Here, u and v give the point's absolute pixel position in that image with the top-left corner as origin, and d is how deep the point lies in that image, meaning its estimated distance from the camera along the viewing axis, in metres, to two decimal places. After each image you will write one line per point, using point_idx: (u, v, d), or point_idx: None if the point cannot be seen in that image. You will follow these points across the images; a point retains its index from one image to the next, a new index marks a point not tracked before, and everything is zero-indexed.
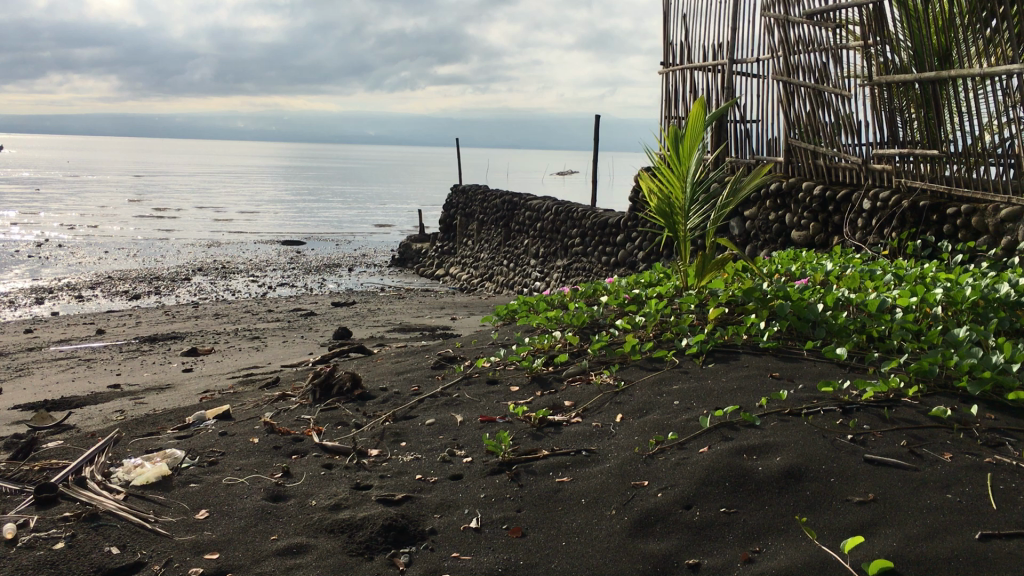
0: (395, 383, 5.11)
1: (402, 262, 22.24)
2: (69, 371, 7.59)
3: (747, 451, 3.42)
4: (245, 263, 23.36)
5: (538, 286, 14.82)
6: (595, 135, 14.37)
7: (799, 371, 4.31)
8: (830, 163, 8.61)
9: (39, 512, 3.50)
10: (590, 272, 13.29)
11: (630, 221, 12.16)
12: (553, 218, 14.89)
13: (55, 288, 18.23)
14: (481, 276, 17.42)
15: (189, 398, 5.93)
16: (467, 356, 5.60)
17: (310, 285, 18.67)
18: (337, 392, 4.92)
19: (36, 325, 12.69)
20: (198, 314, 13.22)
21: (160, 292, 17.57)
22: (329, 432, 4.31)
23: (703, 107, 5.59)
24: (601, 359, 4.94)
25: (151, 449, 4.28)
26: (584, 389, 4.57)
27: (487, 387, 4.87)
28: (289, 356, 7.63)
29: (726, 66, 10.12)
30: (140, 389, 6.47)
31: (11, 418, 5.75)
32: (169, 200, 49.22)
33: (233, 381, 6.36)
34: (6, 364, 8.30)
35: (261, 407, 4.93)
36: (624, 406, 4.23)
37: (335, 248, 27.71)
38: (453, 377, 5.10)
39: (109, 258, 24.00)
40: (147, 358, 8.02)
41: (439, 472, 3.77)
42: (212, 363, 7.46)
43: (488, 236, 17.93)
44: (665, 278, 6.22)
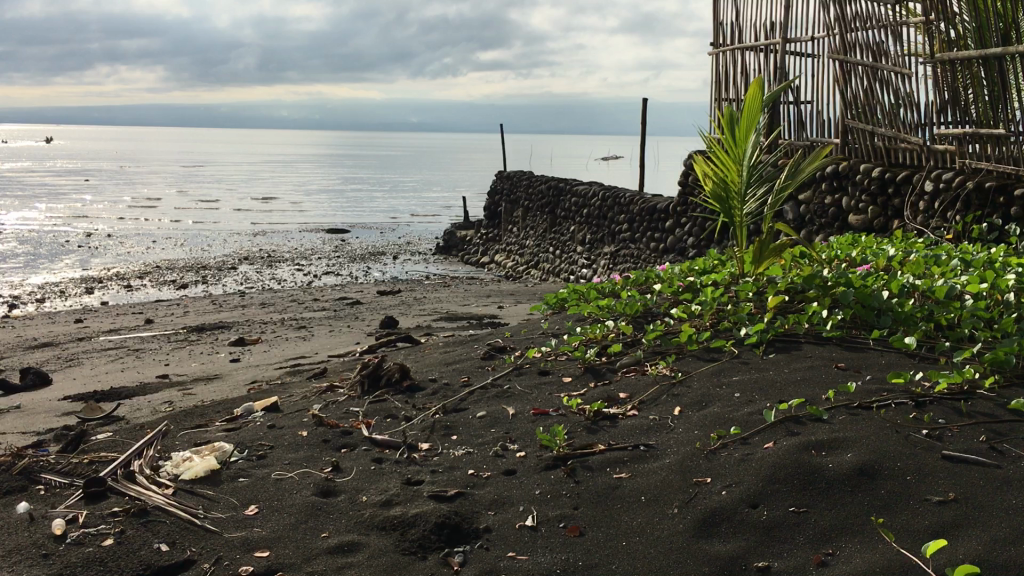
0: (445, 374, 5.01)
1: (446, 249, 22.21)
2: (119, 361, 7.61)
3: (816, 447, 3.25)
4: (291, 251, 23.50)
5: (584, 272, 14.67)
6: (642, 119, 14.15)
7: (866, 362, 4.13)
8: (889, 144, 8.34)
9: (87, 507, 3.45)
10: (638, 259, 13.10)
11: (679, 206, 11.94)
12: (600, 204, 14.71)
13: (105, 278, 18.45)
14: (527, 263, 17.31)
15: (237, 389, 5.90)
16: (517, 346, 5.49)
17: (355, 274, 18.69)
18: (385, 383, 4.83)
19: (86, 314, 12.81)
20: (245, 303, 13.27)
21: (207, 281, 17.70)
22: (378, 425, 4.21)
23: (759, 86, 5.41)
24: (656, 349, 4.79)
25: (199, 442, 4.21)
26: (639, 381, 4.43)
27: (539, 378, 4.75)
28: (336, 345, 7.58)
29: (779, 45, 9.86)
30: (189, 380, 6.44)
31: (61, 409, 5.75)
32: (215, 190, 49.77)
33: (280, 372, 6.31)
34: (57, 354, 8.36)
35: (310, 399, 4.86)
36: (682, 399, 4.08)
37: (380, 236, 27.78)
38: (503, 368, 4.98)
39: (158, 248, 24.26)
40: (194, 348, 8.02)
41: (492, 467, 3.66)
42: (259, 354, 7.43)
43: (534, 223, 17.81)
44: (720, 264, 6.06)
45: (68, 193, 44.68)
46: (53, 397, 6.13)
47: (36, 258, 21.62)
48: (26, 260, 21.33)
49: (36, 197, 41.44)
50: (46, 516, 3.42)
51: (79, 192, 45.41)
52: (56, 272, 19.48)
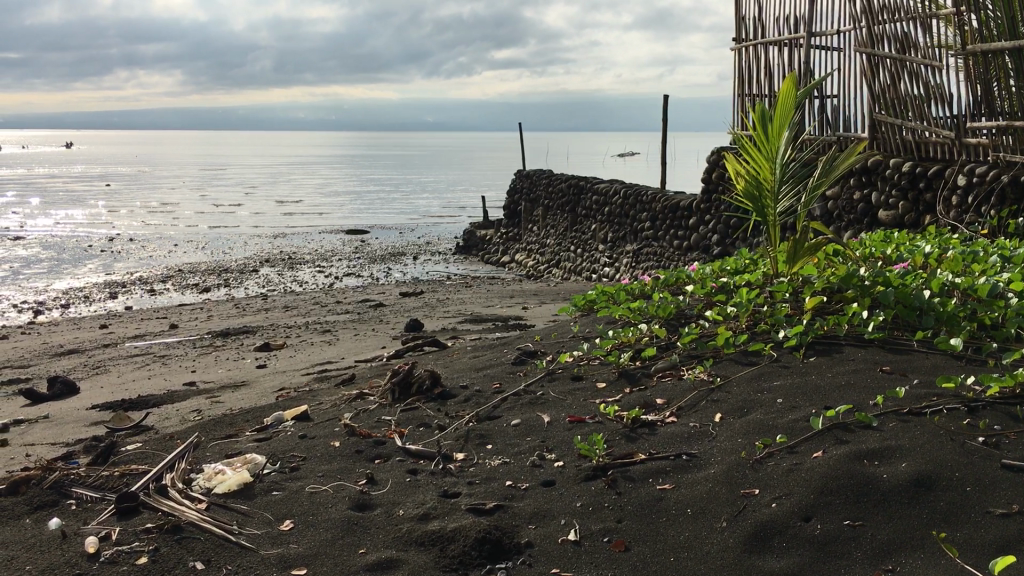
0: (476, 381, 4.93)
1: (466, 249, 22.14)
2: (145, 368, 7.58)
3: (868, 456, 3.15)
4: (311, 253, 23.49)
5: (607, 271, 14.56)
6: (663, 115, 14.01)
7: (911, 365, 4.01)
8: (920, 138, 8.18)
9: (120, 524, 3.40)
10: (662, 257, 12.98)
11: (703, 204, 11.81)
12: (622, 202, 14.59)
13: (128, 282, 18.49)
14: (548, 262, 17.21)
15: (264, 396, 5.84)
16: (548, 350, 5.40)
17: (376, 275, 18.66)
18: (416, 390, 4.75)
19: (110, 320, 12.84)
20: (267, 306, 13.25)
21: (229, 285, 17.73)
22: (412, 435, 4.13)
23: (794, 83, 5.28)
24: (692, 352, 4.69)
25: (231, 454, 4.15)
26: (677, 386, 4.33)
27: (572, 384, 4.66)
28: (362, 350, 7.52)
29: (805, 39, 9.72)
30: (215, 387, 6.39)
31: (89, 419, 5.71)
32: (234, 192, 49.97)
33: (308, 378, 6.25)
34: (83, 362, 8.35)
35: (340, 407, 4.79)
36: (722, 404, 3.98)
37: (399, 236, 27.76)
38: (536, 374, 4.89)
39: (179, 252, 24.35)
40: (220, 354, 7.98)
41: (531, 478, 3.57)
42: (285, 359, 7.38)
43: (554, 221, 17.71)
44: (752, 264, 5.95)
45: (89, 198, 45.01)
46: (80, 407, 6.09)
47: (59, 263, 21.74)
48: (49, 265, 21.46)
49: (58, 202, 41.74)
50: (78, 534, 3.37)
51: (99, 197, 45.73)
52: (78, 277, 19.57)
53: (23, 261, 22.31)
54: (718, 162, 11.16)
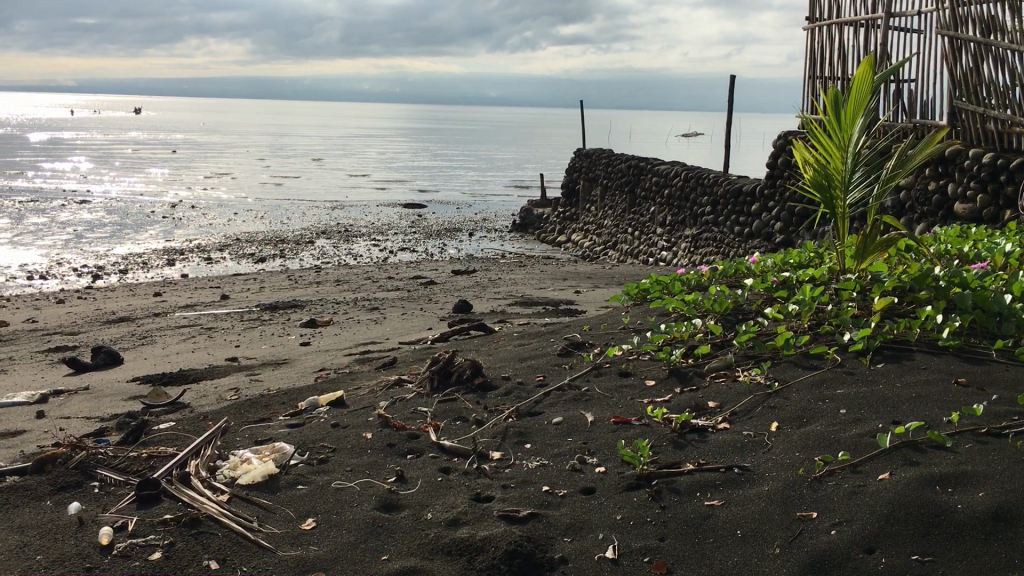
0: (519, 372, 4.71)
1: (523, 227, 21.89)
2: (190, 340, 7.51)
3: (940, 482, 2.85)
4: (367, 226, 23.46)
5: (664, 255, 14.21)
6: (729, 95, 13.56)
7: (990, 377, 3.68)
8: (1004, 127, 7.70)
9: (139, 513, 3.25)
10: (722, 243, 12.59)
11: (767, 189, 11.40)
12: (682, 184, 14.20)
13: (186, 249, 18.63)
14: (604, 244, 16.89)
15: (304, 376, 5.70)
16: (596, 341, 5.15)
17: (431, 250, 18.52)
18: (456, 380, 4.55)
19: (164, 287, 12.89)
20: (320, 279, 13.16)
21: (284, 255, 17.73)
22: (448, 429, 3.93)
23: (871, 67, 4.91)
24: (749, 352, 4.39)
25: (261, 441, 4.00)
26: (731, 388, 4.06)
27: (619, 380, 4.42)
28: (407, 330, 7.35)
29: (883, 20, 9.24)
30: (256, 364, 6.27)
31: (126, 393, 5.62)
32: (296, 162, 50.31)
33: (350, 359, 6.10)
34: (131, 331, 8.32)
35: (376, 395, 4.61)
36: (780, 412, 3.69)
37: (457, 211, 27.61)
38: (582, 368, 4.65)
39: (238, 220, 24.51)
40: (265, 329, 7.88)
41: (569, 484, 3.35)
42: (329, 337, 7.24)
43: (613, 202, 17.37)
44: (817, 257, 5.62)
45: (155, 164, 45.65)
46: (121, 379, 6.02)
47: (121, 228, 22.00)
48: (112, 230, 21.73)
49: (125, 167, 42.36)
50: (95, 521, 3.23)
51: (165, 163, 46.40)
52: (139, 242, 19.77)
53: (87, 224, 22.63)
54: (785, 147, 10.73)
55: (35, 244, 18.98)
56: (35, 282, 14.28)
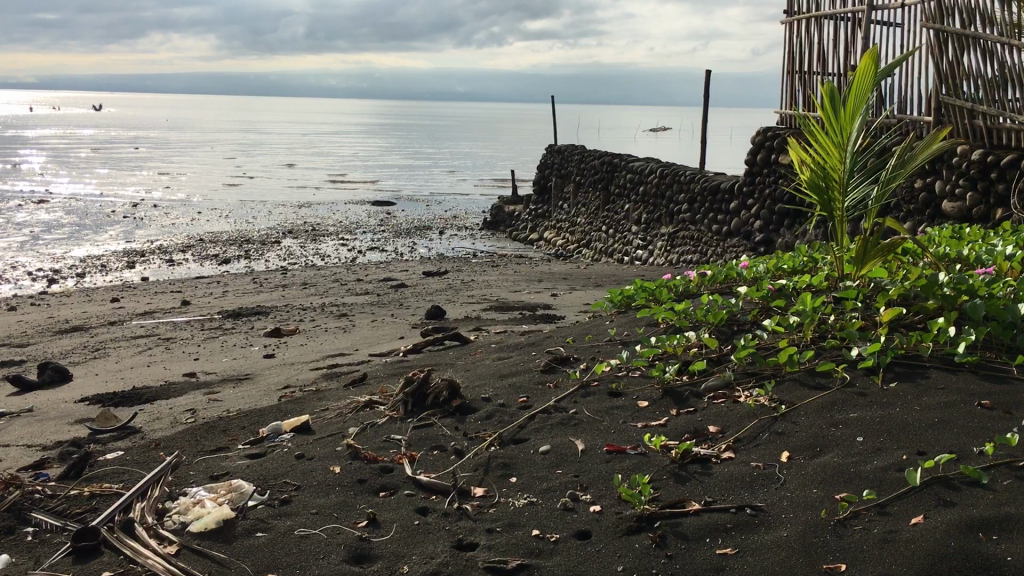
0: (500, 392, 4.34)
1: (494, 224, 21.54)
2: (146, 353, 7.07)
3: (983, 529, 2.53)
4: (335, 224, 22.97)
5: (640, 253, 13.93)
6: (705, 90, 13.28)
7: (1016, 398, 3.36)
8: (992, 123, 7.43)
9: (74, 571, 2.86)
10: (700, 242, 12.31)
11: (746, 186, 11.13)
12: (658, 181, 13.90)
13: (147, 251, 18.06)
14: (577, 242, 16.59)
15: (267, 395, 5.29)
16: (582, 355, 4.80)
17: (401, 250, 18.12)
18: (432, 403, 4.18)
19: (124, 292, 12.40)
20: (287, 282, 12.72)
21: (249, 256, 17.24)
22: (424, 460, 3.57)
23: (873, 60, 4.61)
24: (748, 369, 4.07)
25: (217, 477, 3.61)
26: (732, 411, 3.72)
27: (609, 401, 4.09)
28: (378, 340, 6.97)
29: (865, 13, 8.97)
30: (216, 381, 5.86)
31: (73, 415, 5.19)
32: (263, 159, 49.61)
33: (317, 375, 5.70)
34: (83, 342, 7.86)
35: (345, 419, 4.23)
36: (789, 439, 3.37)
37: (426, 209, 27.20)
38: (568, 387, 4.31)
39: (202, 219, 23.91)
40: (227, 339, 7.45)
41: (562, 526, 2.99)
42: (295, 349, 6.84)
43: (586, 199, 17.06)
44: (812, 263, 5.31)
45: (117, 161, 44.78)
46: (69, 400, 5.59)
47: (80, 229, 21.37)
48: (71, 231, 21.10)
49: (86, 165, 41.50)
50: None
51: (127, 160, 45.52)
52: (98, 244, 19.17)
53: (44, 225, 21.94)
54: (764, 143, 10.53)
55: None
56: None
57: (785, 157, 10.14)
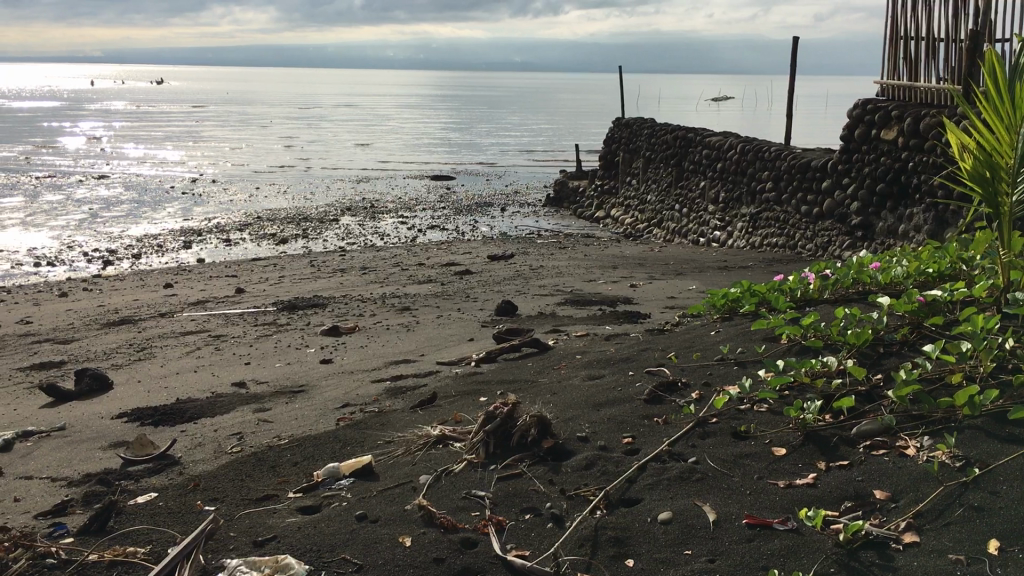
0: (599, 429, 3.62)
1: (557, 201, 20.76)
2: (194, 354, 6.48)
3: None
4: (395, 200, 22.40)
5: (717, 235, 13.05)
6: (791, 60, 12.28)
7: None
8: None
9: None
10: (786, 224, 11.40)
11: (841, 164, 10.19)
12: (737, 158, 12.95)
13: (203, 229, 17.67)
14: (648, 221, 15.74)
15: (324, 416, 4.63)
16: (693, 379, 4.05)
17: (463, 228, 17.44)
18: (518, 445, 3.48)
19: (178, 276, 11.92)
20: (346, 266, 12.14)
21: (307, 235, 16.73)
22: (515, 531, 2.88)
23: None
24: (912, 412, 3.28)
25: (263, 545, 2.94)
26: (902, 470, 2.95)
27: (735, 446, 3.34)
28: (445, 343, 6.28)
29: None
30: (267, 394, 5.22)
31: (105, 438, 4.58)
32: (322, 132, 49.29)
33: (379, 389, 5.04)
34: (130, 338, 7.32)
35: (416, 461, 3.54)
36: (992, 519, 2.58)
37: (486, 183, 26.51)
38: (681, 425, 3.56)
39: (260, 195, 23.54)
40: (282, 338, 6.84)
41: None
42: (354, 352, 6.18)
43: (656, 175, 16.17)
44: (962, 266, 4.47)
45: (178, 136, 44.91)
46: (107, 416, 5.00)
47: (140, 206, 21.12)
48: (130, 208, 20.83)
49: (148, 140, 41.67)
50: None
51: (188, 135, 45.61)
52: (155, 221, 18.83)
53: (103, 202, 21.72)
54: (863, 117, 9.62)
55: (47, 224, 18.09)
56: (43, 270, 13.35)
57: (888, 133, 9.20)
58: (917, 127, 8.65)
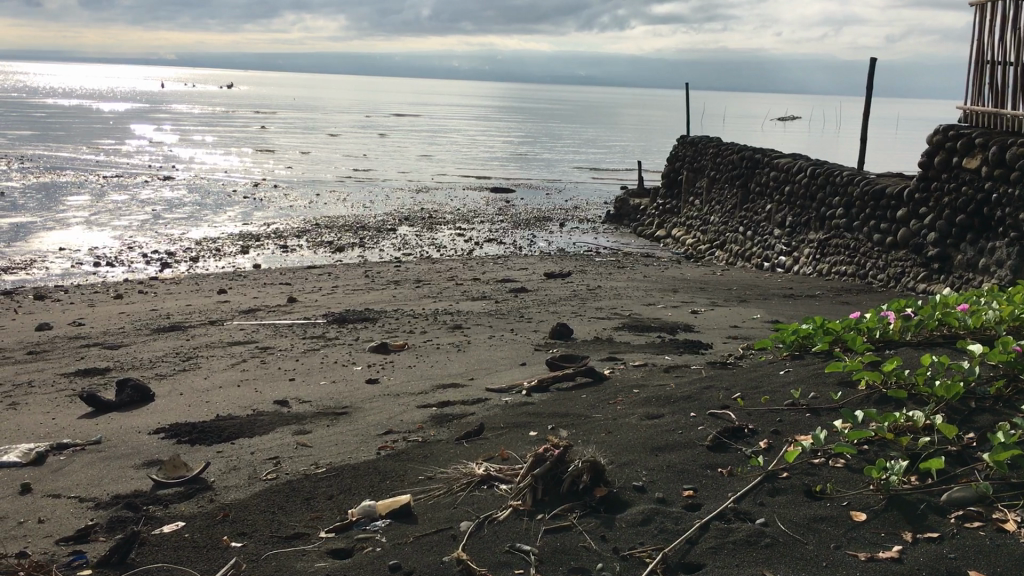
0: (657, 478, 3.33)
1: (617, 218, 20.45)
2: (238, 366, 6.33)
3: None
4: (453, 211, 22.26)
5: (782, 260, 12.62)
6: (867, 82, 11.83)
7: None
8: None
9: None
10: (857, 252, 10.95)
11: (919, 192, 9.74)
12: (807, 181, 12.52)
13: (262, 234, 17.73)
14: (709, 242, 15.34)
15: (365, 443, 4.41)
16: (762, 426, 3.73)
17: (520, 243, 17.21)
18: (568, 492, 3.21)
19: (233, 281, 11.87)
20: (400, 278, 11.98)
21: (364, 244, 16.65)
22: None
23: None
24: (1012, 481, 2.93)
25: None
26: (1002, 552, 2.61)
27: (809, 507, 3.02)
28: (496, 366, 6.03)
29: None
30: (310, 415, 5.03)
31: (139, 456, 4.41)
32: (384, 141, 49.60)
33: (424, 416, 4.80)
34: (177, 345, 7.20)
35: (458, 503, 3.29)
36: None
37: (545, 197, 26.28)
38: (747, 478, 3.26)
39: (320, 202, 23.61)
40: (329, 353, 6.65)
41: None
42: (402, 372, 5.97)
43: (720, 196, 15.77)
44: None
45: (243, 140, 45.55)
46: (144, 431, 4.84)
47: (201, 209, 21.30)
48: (191, 210, 21.02)
49: (215, 143, 42.28)
50: None
51: (253, 139, 46.22)
52: (215, 224, 18.96)
53: (166, 203, 21.97)
54: (943, 143, 9.21)
55: (111, 223, 18.31)
56: (102, 270, 13.43)
57: (971, 161, 8.77)
58: (1002, 156, 8.24)
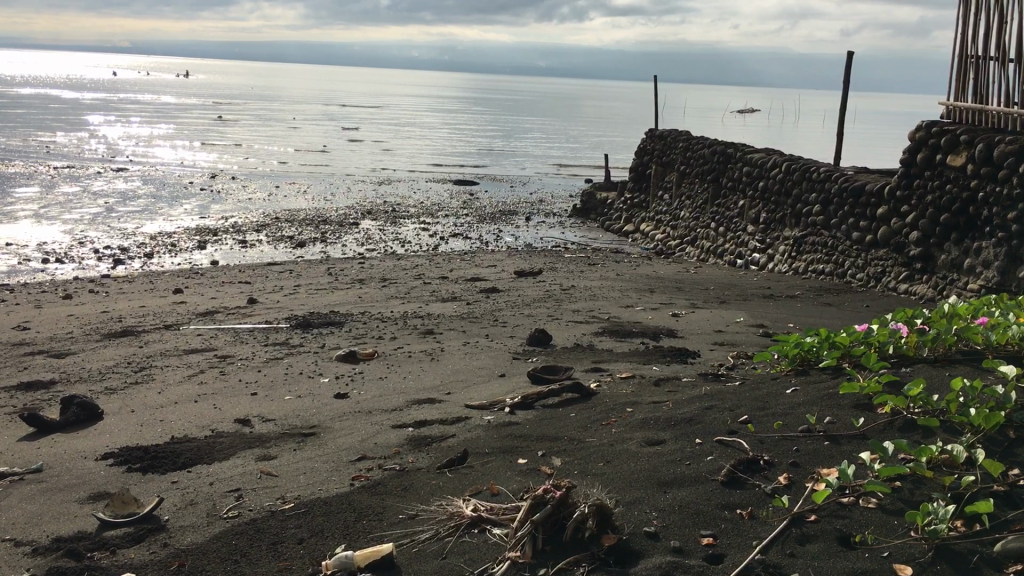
0: (671, 522, 2.97)
1: (584, 212, 20.13)
2: (195, 378, 5.86)
3: None
4: (417, 204, 21.78)
5: (756, 258, 12.36)
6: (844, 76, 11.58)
7: None
8: None
9: None
10: (835, 250, 10.71)
11: (900, 189, 9.50)
12: (782, 177, 12.26)
13: (219, 229, 17.13)
14: (680, 238, 15.07)
15: (337, 471, 3.99)
16: (778, 457, 3.38)
17: (486, 238, 16.81)
18: (573, 541, 2.84)
19: (189, 280, 11.32)
20: (364, 276, 11.52)
21: (326, 239, 16.12)
22: None
23: None
24: None
25: None
26: None
27: (847, 560, 2.67)
28: (473, 378, 5.64)
29: None
30: (274, 436, 4.60)
31: (85, 487, 3.96)
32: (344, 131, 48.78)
33: (400, 438, 4.40)
34: (130, 354, 6.70)
35: (446, 554, 2.90)
36: None
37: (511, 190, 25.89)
38: (774, 523, 2.90)
39: (280, 195, 22.98)
40: (293, 363, 6.20)
41: None
42: (372, 385, 5.55)
43: (691, 190, 15.50)
44: None
45: (198, 129, 44.50)
46: (91, 457, 4.37)
47: (156, 201, 20.57)
48: (146, 203, 20.31)
49: (170, 133, 41.19)
50: None
51: (208, 129, 45.19)
52: (170, 218, 18.31)
53: (119, 196, 21.19)
54: (926, 140, 8.96)
55: (61, 217, 17.57)
56: (50, 267, 12.78)
57: (955, 159, 8.52)
58: (989, 154, 8.00)
